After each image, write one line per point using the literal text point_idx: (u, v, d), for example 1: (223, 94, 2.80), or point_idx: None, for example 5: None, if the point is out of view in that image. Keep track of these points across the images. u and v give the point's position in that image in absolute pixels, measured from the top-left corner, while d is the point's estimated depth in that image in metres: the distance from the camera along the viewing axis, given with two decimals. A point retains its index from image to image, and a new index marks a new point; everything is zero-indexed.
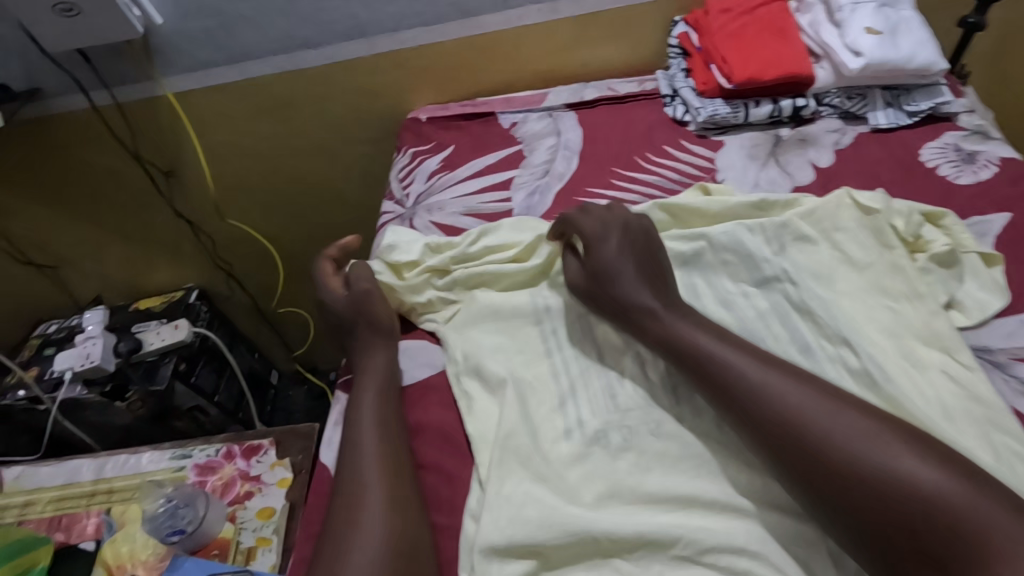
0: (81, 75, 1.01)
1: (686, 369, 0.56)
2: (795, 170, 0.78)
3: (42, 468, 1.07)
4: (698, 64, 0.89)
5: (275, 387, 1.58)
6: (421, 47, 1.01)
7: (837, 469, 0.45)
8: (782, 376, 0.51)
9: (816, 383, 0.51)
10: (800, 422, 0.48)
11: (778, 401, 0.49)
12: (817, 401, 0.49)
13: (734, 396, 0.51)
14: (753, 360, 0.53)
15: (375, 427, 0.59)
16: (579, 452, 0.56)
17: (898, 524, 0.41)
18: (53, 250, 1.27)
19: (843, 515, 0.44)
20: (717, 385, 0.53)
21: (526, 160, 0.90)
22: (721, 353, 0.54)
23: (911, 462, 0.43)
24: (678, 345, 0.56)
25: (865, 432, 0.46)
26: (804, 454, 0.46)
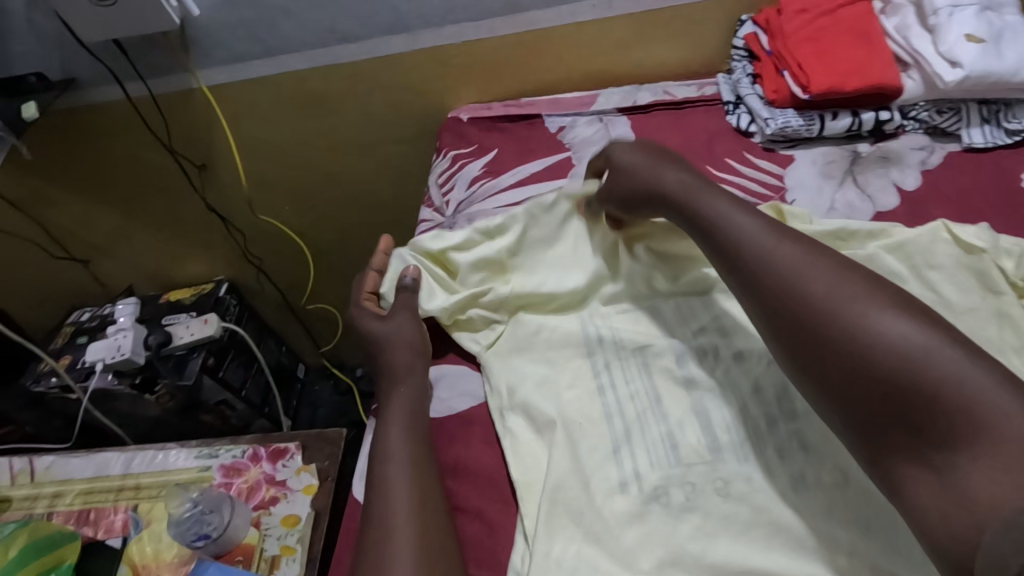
0: (116, 65, 0.98)
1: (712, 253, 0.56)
2: (876, 194, 0.71)
3: (73, 459, 1.04)
4: (767, 70, 0.82)
5: (301, 381, 1.56)
6: (466, 43, 0.95)
7: (841, 346, 0.45)
8: (804, 252, 0.50)
9: (845, 263, 0.49)
10: (802, 289, 0.48)
11: (791, 278, 0.49)
12: (838, 280, 0.47)
13: (749, 273, 0.51)
14: (778, 238, 0.52)
15: (405, 467, 0.54)
16: (636, 510, 0.52)
17: (891, 400, 0.42)
18: (86, 240, 1.26)
19: (835, 386, 0.45)
20: (738, 272, 0.53)
21: (575, 169, 0.85)
22: (745, 231, 0.53)
23: (909, 332, 0.43)
24: (704, 224, 0.57)
25: (879, 313, 0.45)
26: (810, 330, 0.47)
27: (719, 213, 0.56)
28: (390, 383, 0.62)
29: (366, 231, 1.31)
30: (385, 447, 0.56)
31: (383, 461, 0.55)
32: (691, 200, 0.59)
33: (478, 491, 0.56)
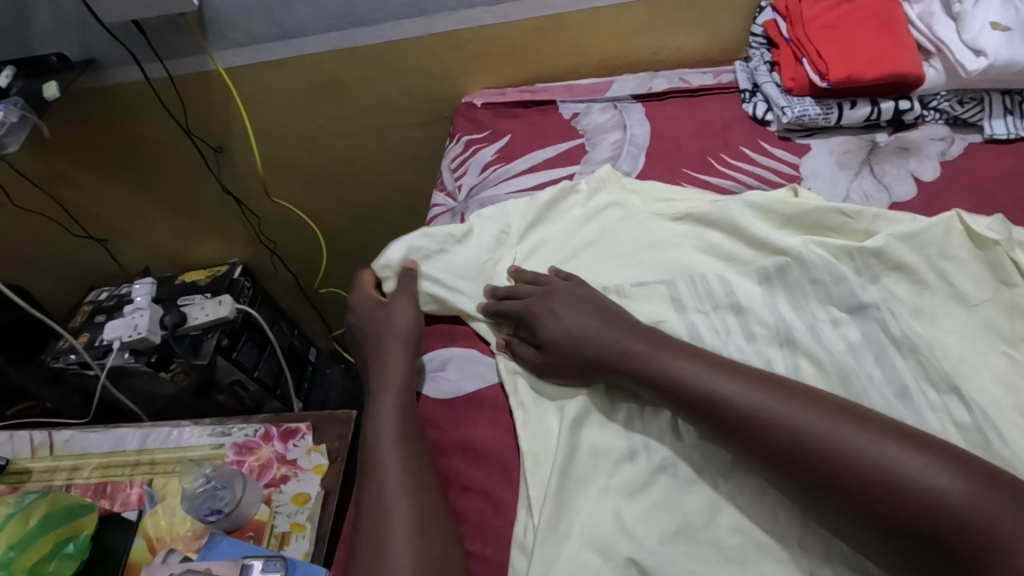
0: (135, 47, 0.99)
1: (688, 410, 0.52)
2: (893, 184, 0.70)
3: (90, 433, 1.07)
4: (785, 58, 0.81)
5: (313, 364, 1.58)
6: (481, 28, 0.95)
7: (870, 498, 0.42)
8: (795, 407, 0.47)
9: (833, 407, 0.47)
10: (803, 444, 0.45)
11: (789, 438, 0.46)
12: (835, 428, 0.45)
13: (744, 436, 0.48)
14: (761, 391, 0.49)
15: (397, 441, 0.56)
16: (642, 479, 0.51)
17: (946, 551, 0.39)
18: (104, 220, 1.28)
19: (874, 538, 0.42)
20: (728, 428, 0.49)
21: (588, 155, 0.84)
22: (722, 387, 0.50)
23: (928, 474, 0.41)
24: (673, 383, 0.53)
25: (884, 454, 0.43)
26: (829, 490, 0.44)
27: (686, 370, 0.52)
28: (378, 366, 0.64)
29: (379, 216, 1.32)
30: (375, 425, 0.58)
31: (375, 439, 0.57)
32: (646, 360, 0.54)
33: (485, 469, 0.56)
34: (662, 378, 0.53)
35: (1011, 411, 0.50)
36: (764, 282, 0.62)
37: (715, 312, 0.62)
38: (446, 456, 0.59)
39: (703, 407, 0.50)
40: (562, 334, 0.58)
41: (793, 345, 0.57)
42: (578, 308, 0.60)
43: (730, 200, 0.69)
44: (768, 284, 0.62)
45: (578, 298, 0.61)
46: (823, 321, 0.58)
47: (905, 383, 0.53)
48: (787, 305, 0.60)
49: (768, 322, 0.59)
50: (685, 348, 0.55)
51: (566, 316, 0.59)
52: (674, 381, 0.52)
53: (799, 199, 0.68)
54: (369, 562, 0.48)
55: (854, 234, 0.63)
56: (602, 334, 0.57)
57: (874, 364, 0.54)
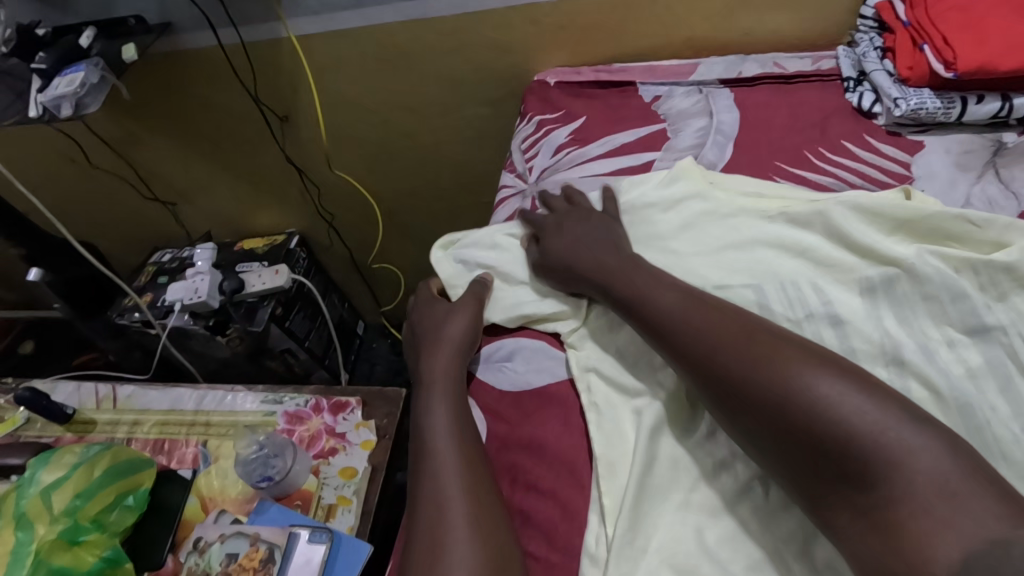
0: (210, 11, 0.98)
1: (637, 322, 0.56)
2: (1022, 190, 0.62)
3: (150, 391, 1.10)
4: (902, 44, 0.73)
5: (360, 338, 1.60)
6: (562, 1, 0.90)
7: (758, 397, 0.44)
8: (719, 320, 0.50)
9: (757, 326, 0.49)
10: (715, 350, 0.48)
11: (704, 338, 0.49)
12: (749, 339, 0.48)
13: (670, 337, 0.52)
14: (696, 304, 0.53)
15: (452, 437, 0.54)
16: (727, 498, 0.48)
17: (811, 443, 0.41)
18: (170, 183, 1.31)
19: (756, 428, 0.45)
20: (658, 335, 0.53)
21: (670, 142, 0.79)
22: (667, 301, 0.54)
23: (823, 383, 0.43)
24: (636, 303, 0.56)
25: (788, 359, 0.45)
26: (724, 385, 0.47)
27: (648, 288, 0.56)
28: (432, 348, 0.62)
29: (436, 195, 1.30)
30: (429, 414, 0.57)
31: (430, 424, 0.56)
32: (615, 279, 0.59)
33: (552, 470, 0.54)
34: (627, 292, 0.57)
35: None
36: (866, 293, 0.56)
37: (809, 322, 0.56)
38: (510, 451, 0.56)
39: (641, 314, 0.55)
40: (569, 242, 0.65)
41: (902, 366, 0.51)
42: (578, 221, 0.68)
43: (831, 199, 0.63)
44: (871, 296, 0.56)
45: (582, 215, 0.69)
46: (938, 341, 0.52)
47: None
48: (893, 321, 0.54)
49: (872, 335, 0.53)
50: (662, 275, 0.58)
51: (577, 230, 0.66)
52: (632, 295, 0.57)
53: (912, 201, 0.61)
54: (426, 556, 0.46)
55: (978, 245, 0.56)
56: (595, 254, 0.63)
57: (997, 394, 0.48)
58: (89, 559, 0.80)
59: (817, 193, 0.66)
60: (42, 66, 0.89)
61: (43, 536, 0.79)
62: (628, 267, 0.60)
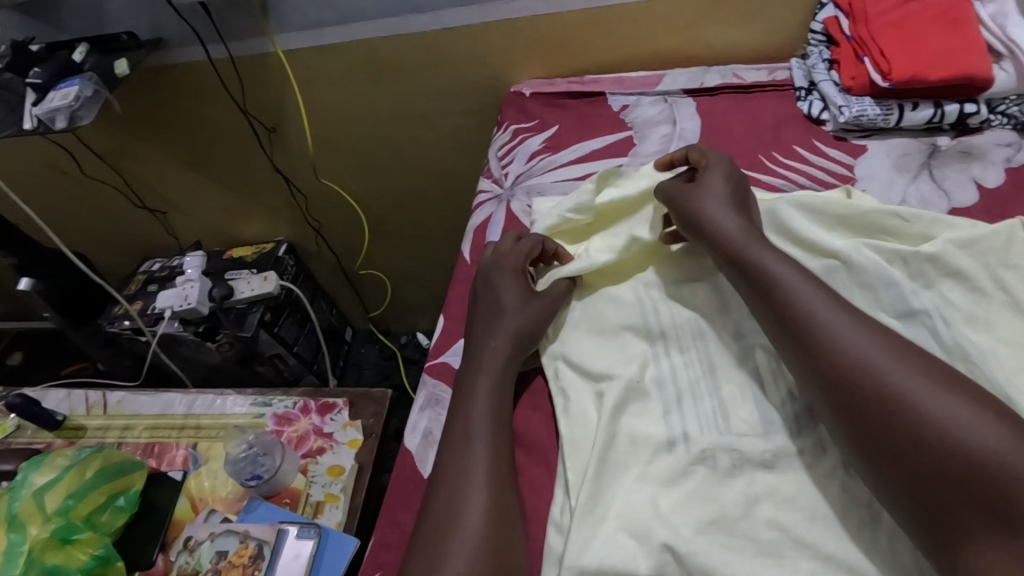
0: (200, 27, 1.02)
1: (770, 318, 0.53)
2: (953, 188, 0.68)
3: (141, 396, 1.13)
4: (845, 56, 0.79)
5: (349, 343, 1.63)
6: (534, 18, 0.96)
7: (909, 422, 0.43)
8: (866, 330, 0.48)
9: (905, 345, 0.47)
10: (865, 364, 0.46)
11: (852, 349, 0.47)
12: (896, 356, 0.46)
13: (809, 341, 0.49)
14: (843, 311, 0.50)
15: (493, 414, 0.55)
16: (681, 469, 0.52)
17: (965, 477, 0.40)
18: (162, 194, 1.35)
19: (896, 449, 0.43)
20: (797, 337, 0.50)
21: (636, 148, 0.85)
22: (811, 301, 0.51)
23: (976, 418, 0.41)
24: (771, 288, 0.54)
25: (934, 382, 0.44)
26: (866, 405, 0.45)
27: (782, 276, 0.54)
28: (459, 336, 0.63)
29: (420, 203, 1.35)
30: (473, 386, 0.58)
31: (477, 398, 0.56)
32: (752, 263, 0.57)
33: (523, 451, 0.58)
34: (761, 280, 0.55)
35: None
36: None
37: None
38: None
39: (782, 311, 0.52)
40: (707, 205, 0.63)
41: None
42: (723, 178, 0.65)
43: (778, 198, 0.69)
44: None
45: (731, 182, 0.65)
46: None
47: None
48: None
49: None
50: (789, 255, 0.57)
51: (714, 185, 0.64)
52: (766, 284, 0.54)
53: (852, 199, 0.66)
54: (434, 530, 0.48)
55: (909, 238, 0.61)
56: (729, 218, 0.61)
57: None
58: (81, 557, 0.82)
59: (768, 194, 0.71)
60: (37, 80, 0.93)
61: (35, 536, 0.82)
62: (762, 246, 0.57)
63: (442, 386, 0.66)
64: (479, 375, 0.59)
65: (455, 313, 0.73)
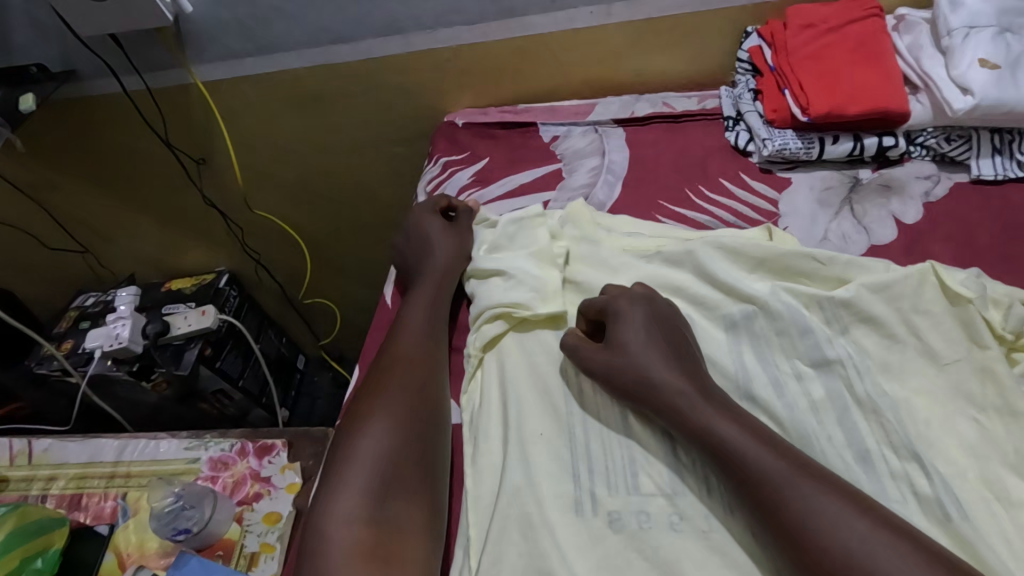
0: (113, 59, 0.97)
1: (749, 506, 0.46)
2: (873, 225, 0.67)
3: (69, 442, 1.05)
4: (768, 87, 0.78)
5: (301, 372, 1.58)
6: (461, 47, 0.93)
7: None
8: (838, 503, 0.43)
9: (903, 530, 0.41)
10: (843, 550, 0.41)
11: (854, 547, 0.41)
12: (875, 536, 0.41)
13: (796, 531, 0.43)
14: (845, 500, 0.43)
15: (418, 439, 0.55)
16: (588, 535, 0.49)
17: None
18: (92, 227, 1.28)
19: None
20: (763, 513, 0.45)
21: (565, 181, 0.82)
22: (796, 485, 0.44)
23: None
24: (724, 456, 0.48)
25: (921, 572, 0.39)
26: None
27: (737, 440, 0.48)
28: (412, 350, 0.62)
29: (363, 232, 1.31)
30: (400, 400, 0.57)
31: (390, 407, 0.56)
32: (698, 421, 0.50)
33: None
34: (709, 442, 0.49)
35: (976, 483, 0.47)
36: (730, 329, 0.59)
37: None
38: None
39: (744, 480, 0.46)
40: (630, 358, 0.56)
41: (754, 400, 0.54)
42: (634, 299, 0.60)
43: (699, 237, 0.67)
44: (733, 332, 0.59)
45: (652, 319, 0.58)
46: (787, 373, 0.55)
47: (865, 447, 0.49)
48: (752, 356, 0.57)
49: (734, 378, 0.56)
50: (734, 408, 0.51)
51: (636, 335, 0.57)
52: (739, 467, 0.47)
53: (773, 239, 0.65)
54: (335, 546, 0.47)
55: (825, 281, 0.60)
56: (669, 376, 0.53)
57: (835, 425, 0.51)
58: None
59: (693, 233, 0.69)
60: None
61: None
62: (706, 401, 0.51)
63: None
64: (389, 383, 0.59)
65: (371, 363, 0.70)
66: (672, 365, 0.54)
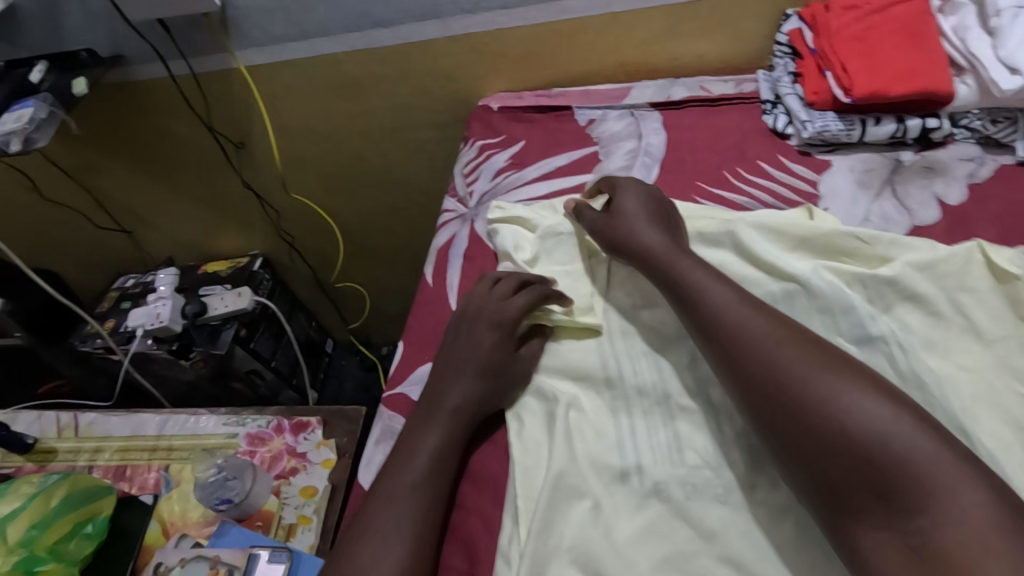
0: (160, 44, 1.00)
1: (704, 337, 0.54)
2: (916, 207, 0.67)
3: (113, 416, 1.06)
4: (808, 70, 0.79)
5: (329, 355, 1.61)
6: (498, 31, 0.94)
7: (804, 413, 0.45)
8: (773, 328, 0.50)
9: (826, 350, 0.48)
10: (770, 366, 0.48)
11: (777, 363, 0.48)
12: (796, 353, 0.48)
13: (735, 350, 0.50)
14: (777, 326, 0.50)
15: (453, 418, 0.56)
16: (635, 502, 0.51)
17: (857, 465, 0.41)
18: (133, 211, 1.32)
19: (798, 442, 0.45)
20: (715, 338, 0.52)
21: (601, 164, 0.83)
22: (741, 318, 0.52)
23: (872, 410, 0.43)
24: (691, 301, 0.56)
25: (833, 377, 0.45)
26: (784, 413, 0.46)
27: (701, 285, 0.56)
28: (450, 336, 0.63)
29: (394, 216, 1.33)
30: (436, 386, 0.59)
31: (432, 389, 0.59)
32: (675, 274, 0.58)
33: (477, 488, 0.56)
34: (686, 290, 0.56)
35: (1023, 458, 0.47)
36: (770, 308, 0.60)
37: None
38: None
39: (701, 318, 0.54)
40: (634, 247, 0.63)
41: None
42: (652, 226, 0.64)
43: (739, 216, 0.68)
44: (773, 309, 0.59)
45: (655, 222, 0.65)
46: None
47: None
48: None
49: None
50: (710, 268, 0.58)
51: (640, 230, 0.63)
52: (700, 306, 0.55)
53: (813, 220, 0.65)
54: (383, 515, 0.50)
55: (868, 259, 0.60)
56: (664, 253, 0.61)
57: None
58: None
59: (733, 213, 0.70)
60: None
61: None
62: (686, 261, 0.59)
63: (399, 418, 0.65)
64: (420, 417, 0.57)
65: (415, 339, 0.71)
66: (665, 242, 0.62)
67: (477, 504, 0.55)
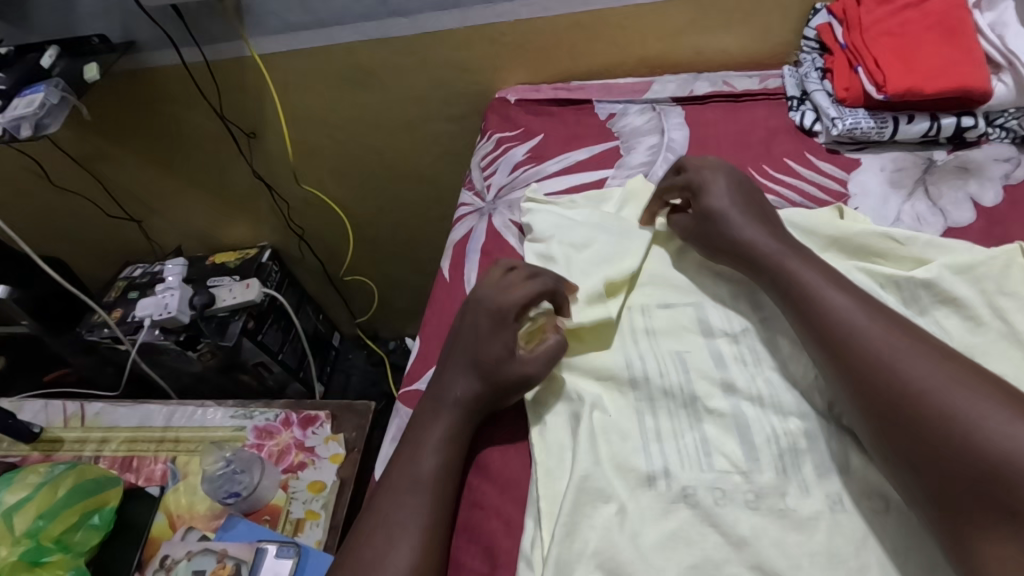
0: (173, 30, 0.98)
1: (810, 335, 0.53)
2: (950, 208, 0.65)
3: (120, 407, 1.05)
4: (839, 65, 0.77)
5: (336, 349, 1.59)
6: (518, 23, 0.92)
7: (918, 418, 0.44)
8: (889, 329, 0.49)
9: (946, 352, 0.47)
10: (885, 367, 0.47)
11: (893, 363, 0.47)
12: (912, 353, 0.47)
13: (843, 348, 0.50)
14: (892, 326, 0.49)
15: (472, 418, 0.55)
16: (662, 507, 0.49)
17: (972, 473, 0.41)
18: (143, 200, 1.30)
19: (910, 445, 0.44)
20: (821, 337, 0.52)
21: (622, 160, 0.81)
22: (858, 315, 0.51)
23: (993, 418, 0.41)
24: (798, 297, 0.55)
25: (952, 383, 0.44)
26: (895, 416, 0.45)
27: (811, 282, 0.55)
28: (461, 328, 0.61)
29: (406, 209, 1.32)
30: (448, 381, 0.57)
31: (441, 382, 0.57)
32: (779, 268, 0.57)
33: (496, 488, 0.55)
34: (789, 284, 0.56)
35: None
36: None
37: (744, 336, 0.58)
38: None
39: (807, 315, 0.53)
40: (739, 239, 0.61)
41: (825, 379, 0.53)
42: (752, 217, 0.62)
43: (767, 214, 0.66)
44: None
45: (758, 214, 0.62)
46: None
47: None
48: None
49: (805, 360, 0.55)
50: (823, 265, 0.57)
51: (743, 223, 0.61)
52: (806, 302, 0.54)
53: (844, 220, 0.63)
54: None
55: (903, 261, 0.59)
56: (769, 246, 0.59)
57: None
58: None
59: (760, 212, 0.68)
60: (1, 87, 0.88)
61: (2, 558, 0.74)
62: (792, 256, 0.57)
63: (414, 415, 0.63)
64: (438, 415, 0.55)
65: (431, 336, 0.70)
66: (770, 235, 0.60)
67: (496, 506, 0.54)
